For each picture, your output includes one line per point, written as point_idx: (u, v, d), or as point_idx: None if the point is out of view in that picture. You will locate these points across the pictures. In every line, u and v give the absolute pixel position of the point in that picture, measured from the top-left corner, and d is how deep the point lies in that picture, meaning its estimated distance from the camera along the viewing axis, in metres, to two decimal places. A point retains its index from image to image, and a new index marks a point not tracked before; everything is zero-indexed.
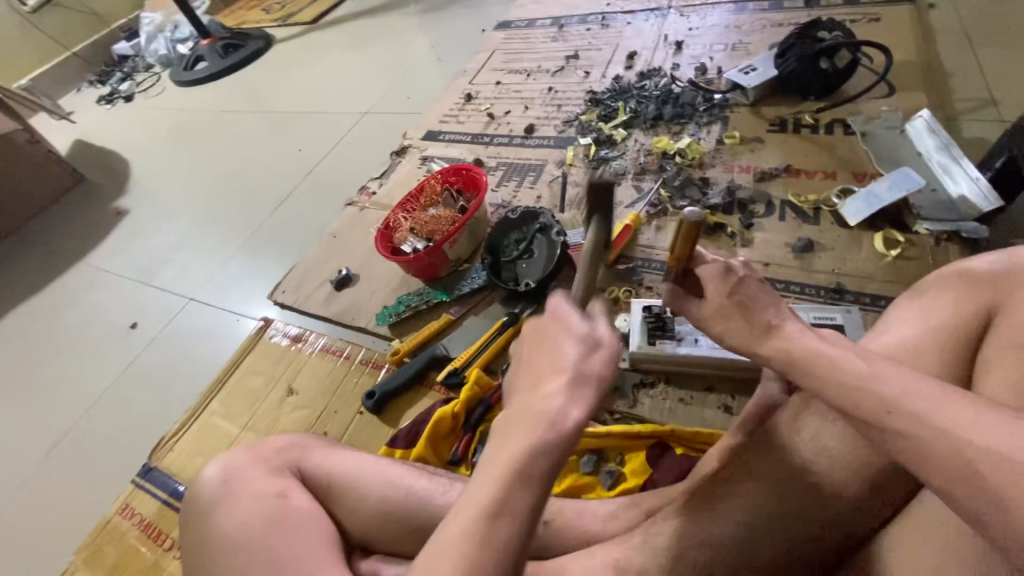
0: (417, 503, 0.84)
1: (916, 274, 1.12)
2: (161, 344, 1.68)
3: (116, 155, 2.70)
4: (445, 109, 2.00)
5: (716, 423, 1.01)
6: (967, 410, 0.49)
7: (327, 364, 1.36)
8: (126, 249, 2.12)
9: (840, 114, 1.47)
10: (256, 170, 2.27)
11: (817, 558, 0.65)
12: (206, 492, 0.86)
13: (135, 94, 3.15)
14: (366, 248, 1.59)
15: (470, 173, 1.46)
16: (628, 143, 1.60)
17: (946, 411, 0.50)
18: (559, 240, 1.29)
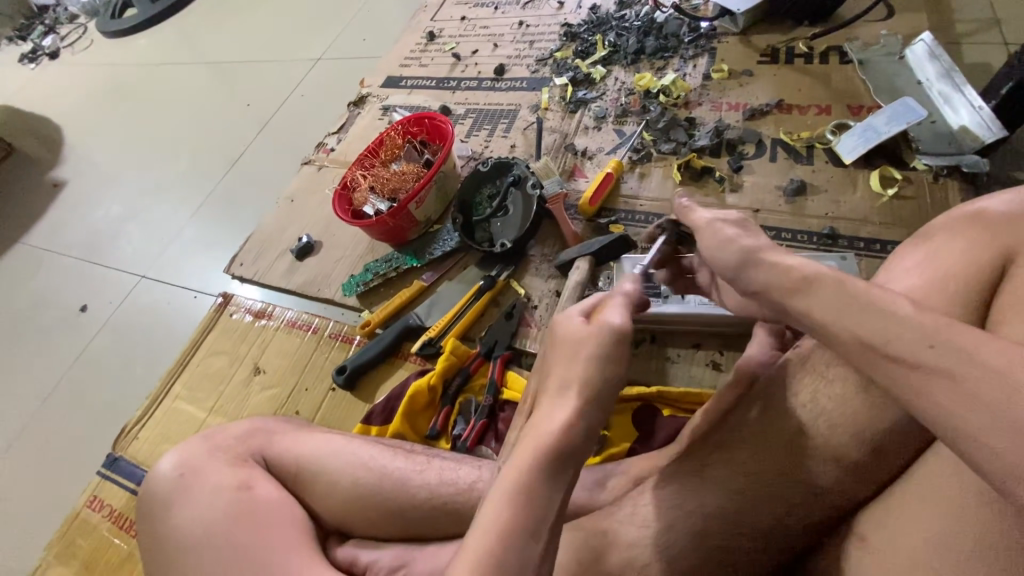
0: (393, 485, 0.78)
1: (912, 214, 1.06)
2: (117, 326, 1.56)
3: (45, 121, 2.42)
4: (405, 51, 1.80)
5: (704, 380, 0.97)
6: (992, 372, 0.44)
7: (294, 340, 1.28)
8: (67, 225, 1.94)
9: (836, 40, 1.34)
10: (203, 129, 2.05)
11: (814, 523, 0.62)
12: (162, 488, 0.79)
13: (60, 49, 2.79)
14: (327, 211, 1.46)
15: (433, 122, 1.33)
16: (607, 82, 1.46)
17: (973, 369, 0.44)
18: (535, 193, 1.18)
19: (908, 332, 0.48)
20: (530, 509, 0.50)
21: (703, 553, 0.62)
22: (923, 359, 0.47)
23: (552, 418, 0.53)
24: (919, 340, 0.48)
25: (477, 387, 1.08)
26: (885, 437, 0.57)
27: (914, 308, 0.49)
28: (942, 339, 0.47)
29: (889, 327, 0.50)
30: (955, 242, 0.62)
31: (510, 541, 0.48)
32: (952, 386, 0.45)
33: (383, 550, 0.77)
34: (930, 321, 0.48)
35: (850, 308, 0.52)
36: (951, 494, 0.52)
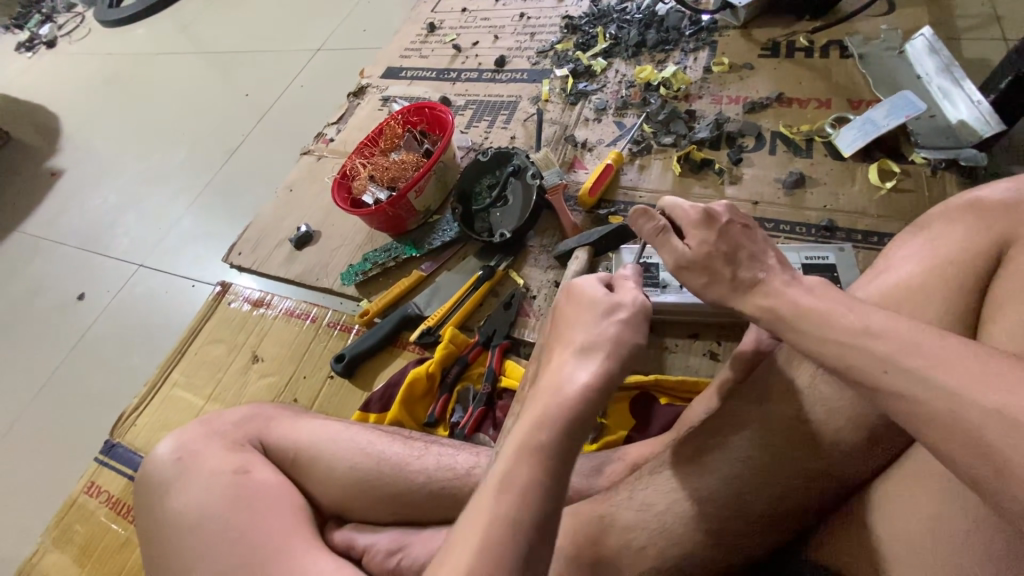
0: (390, 470, 0.79)
1: (910, 207, 1.06)
2: (114, 315, 1.56)
3: (43, 109, 2.40)
4: (405, 42, 1.79)
5: (700, 370, 0.98)
6: (984, 362, 0.44)
7: (292, 329, 1.28)
8: (64, 213, 1.93)
9: (837, 34, 1.34)
10: (201, 119, 2.04)
11: (808, 509, 0.62)
12: (159, 472, 0.79)
13: (58, 38, 2.77)
14: (326, 202, 1.46)
15: (434, 112, 1.32)
16: (608, 74, 1.45)
17: (968, 355, 0.44)
18: (535, 183, 1.17)
19: (862, 359, 0.49)
20: (552, 463, 0.52)
21: (699, 537, 0.63)
22: (881, 383, 0.47)
23: (565, 377, 0.59)
24: (872, 365, 0.48)
25: (476, 375, 1.09)
26: (879, 423, 0.57)
27: (878, 321, 0.50)
28: (895, 364, 0.47)
29: (846, 355, 0.50)
30: (951, 233, 0.62)
31: (531, 495, 0.50)
32: (943, 371, 0.44)
33: (380, 534, 0.77)
34: (882, 347, 0.48)
35: (820, 324, 0.54)
36: (943, 478, 0.53)
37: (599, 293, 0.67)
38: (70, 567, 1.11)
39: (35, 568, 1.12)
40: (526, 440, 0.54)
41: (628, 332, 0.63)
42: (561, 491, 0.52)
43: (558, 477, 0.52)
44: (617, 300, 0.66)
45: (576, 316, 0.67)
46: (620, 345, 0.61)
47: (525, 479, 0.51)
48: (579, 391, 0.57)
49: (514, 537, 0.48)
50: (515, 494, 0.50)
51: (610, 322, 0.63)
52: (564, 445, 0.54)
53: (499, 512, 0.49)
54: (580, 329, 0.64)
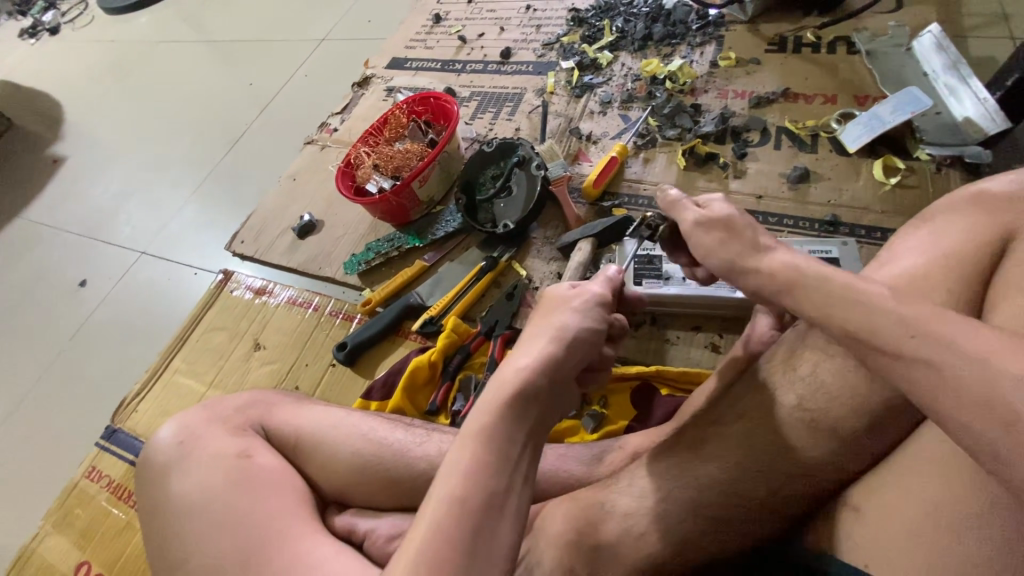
0: (391, 455, 0.79)
1: (914, 203, 1.06)
2: (116, 302, 1.56)
3: (45, 96, 2.39)
4: (410, 33, 1.79)
5: (702, 362, 0.98)
6: (985, 352, 0.44)
7: (294, 317, 1.28)
8: (67, 200, 1.93)
9: (844, 30, 1.34)
10: (204, 107, 2.03)
11: (809, 496, 0.62)
12: (161, 454, 0.80)
13: (60, 25, 2.76)
14: (329, 191, 1.46)
15: (439, 102, 1.32)
16: (613, 67, 1.45)
17: (970, 344, 0.45)
18: (539, 174, 1.17)
19: (888, 324, 0.49)
20: (497, 447, 0.53)
21: (698, 524, 0.63)
22: (905, 350, 0.48)
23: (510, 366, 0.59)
24: (899, 330, 0.48)
25: (477, 364, 1.09)
26: (880, 411, 0.58)
27: (897, 297, 0.50)
28: (922, 329, 0.47)
29: (870, 320, 0.50)
30: (956, 225, 0.63)
31: (475, 478, 0.50)
32: (946, 360, 0.46)
33: (380, 518, 0.78)
34: (910, 312, 0.49)
35: (834, 300, 0.53)
36: (945, 467, 0.53)
37: (561, 287, 0.67)
38: (71, 550, 1.11)
39: (36, 551, 1.13)
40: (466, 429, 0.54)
41: (578, 318, 0.63)
42: (509, 470, 0.52)
43: (505, 458, 0.52)
44: (574, 292, 0.66)
45: (533, 309, 0.67)
46: (569, 331, 0.61)
47: (467, 465, 0.51)
48: (521, 378, 0.56)
49: (461, 518, 0.49)
50: (458, 479, 0.50)
51: (565, 312, 0.63)
52: (508, 428, 0.54)
53: (443, 498, 0.50)
54: (534, 322, 0.65)
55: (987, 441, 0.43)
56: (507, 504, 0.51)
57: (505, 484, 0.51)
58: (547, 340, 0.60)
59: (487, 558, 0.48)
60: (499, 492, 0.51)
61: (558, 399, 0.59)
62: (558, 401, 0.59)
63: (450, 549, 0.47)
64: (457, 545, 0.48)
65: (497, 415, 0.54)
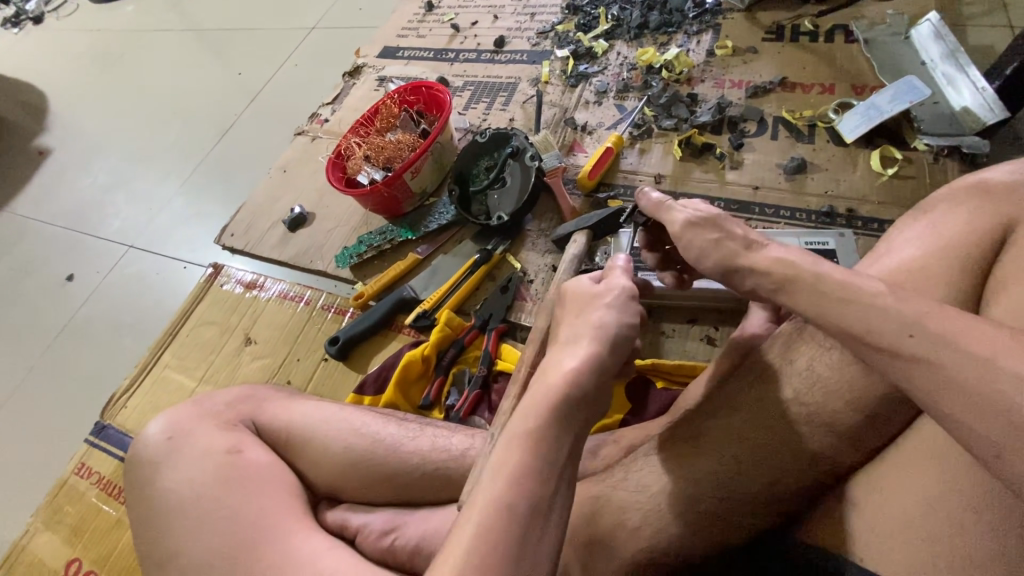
0: (384, 451, 0.78)
1: (911, 193, 1.06)
2: (103, 296, 1.53)
3: (28, 86, 2.34)
4: (401, 21, 1.75)
5: (698, 354, 0.97)
6: (981, 352, 0.43)
7: (285, 311, 1.26)
8: (52, 193, 1.89)
9: (842, 18, 1.32)
10: (192, 98, 1.99)
11: (804, 490, 0.62)
12: (149, 452, 0.78)
13: (43, 13, 2.69)
14: (320, 183, 1.44)
15: (431, 92, 1.30)
16: (609, 56, 1.43)
17: (968, 342, 0.44)
18: (533, 165, 1.15)
19: (885, 323, 0.48)
20: (543, 450, 0.51)
21: (693, 519, 0.63)
22: (905, 349, 0.47)
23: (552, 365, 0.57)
24: (898, 329, 0.47)
25: (471, 358, 1.08)
26: (877, 405, 0.57)
27: (894, 294, 0.49)
28: (922, 328, 0.46)
29: (868, 319, 0.49)
30: (955, 217, 0.62)
31: (523, 483, 0.49)
32: (943, 359, 0.45)
33: (373, 513, 0.77)
34: (912, 310, 0.47)
35: (829, 303, 0.52)
36: (942, 462, 0.53)
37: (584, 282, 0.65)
38: (61, 547, 1.10)
39: (25, 548, 1.11)
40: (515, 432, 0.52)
41: (620, 316, 0.60)
42: (557, 476, 0.50)
43: (553, 463, 0.50)
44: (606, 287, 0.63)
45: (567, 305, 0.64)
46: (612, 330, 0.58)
47: (514, 468, 0.50)
48: (566, 380, 0.54)
49: (509, 523, 0.47)
50: (506, 484, 0.49)
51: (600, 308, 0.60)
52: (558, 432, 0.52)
53: (492, 503, 0.48)
54: (571, 319, 0.62)
55: (983, 439, 0.42)
56: (552, 509, 0.49)
57: (552, 487, 0.50)
58: (588, 340, 0.57)
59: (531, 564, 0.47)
60: (545, 496, 0.49)
61: (605, 400, 0.57)
62: (602, 401, 0.56)
63: (497, 555, 0.46)
64: (504, 551, 0.46)
65: (543, 417, 0.52)
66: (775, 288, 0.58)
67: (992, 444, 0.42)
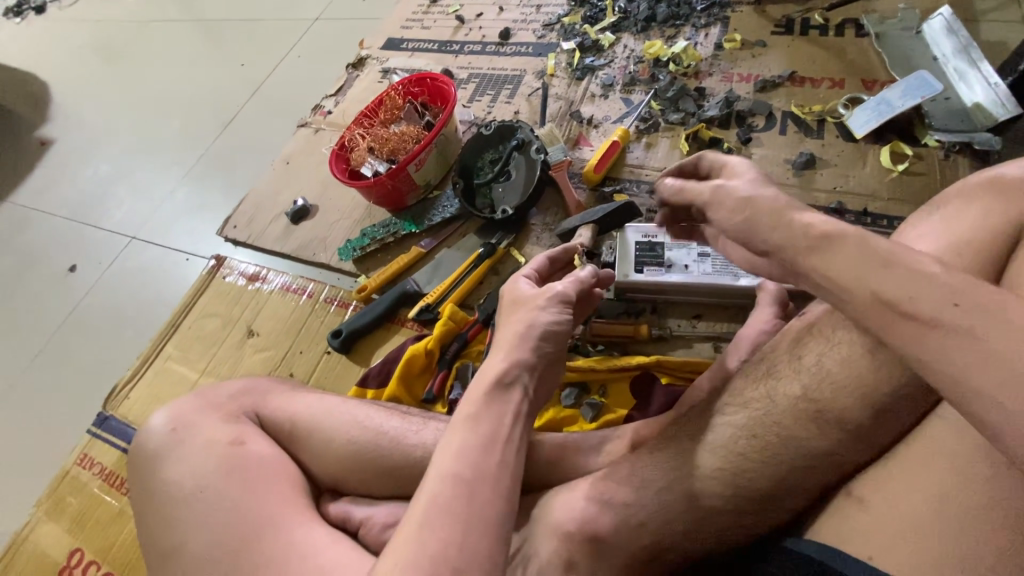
0: (388, 444, 0.77)
1: (921, 189, 1.04)
2: (107, 288, 1.53)
3: (30, 77, 2.32)
4: (406, 13, 1.73)
5: (703, 351, 0.97)
6: (1022, 333, 0.42)
7: (288, 303, 1.25)
8: (55, 183, 1.88)
9: (854, 12, 1.30)
10: (195, 89, 1.98)
11: (812, 488, 0.61)
12: (152, 443, 0.77)
13: (47, 4, 2.66)
14: (323, 175, 1.43)
15: (435, 83, 1.28)
16: (615, 49, 1.41)
17: (996, 335, 0.43)
18: (539, 158, 1.14)
19: (925, 300, 0.47)
20: (484, 429, 0.58)
21: (698, 515, 0.63)
22: (947, 326, 0.45)
23: (501, 361, 0.64)
24: (943, 298, 0.46)
25: (475, 352, 1.07)
26: (890, 400, 0.56)
27: (934, 265, 0.48)
28: (966, 298, 0.45)
29: (909, 287, 0.48)
30: (971, 212, 0.61)
31: (473, 453, 0.56)
32: (974, 349, 0.44)
33: (376, 507, 0.76)
34: (955, 279, 0.46)
35: (873, 264, 0.50)
36: (955, 456, 0.52)
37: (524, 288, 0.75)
38: (64, 537, 1.10)
39: (29, 538, 1.12)
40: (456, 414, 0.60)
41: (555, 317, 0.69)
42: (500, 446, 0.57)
43: (496, 433, 0.58)
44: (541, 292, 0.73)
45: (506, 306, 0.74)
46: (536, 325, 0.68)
47: (462, 444, 0.57)
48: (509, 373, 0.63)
49: (459, 488, 0.53)
50: (454, 455, 0.55)
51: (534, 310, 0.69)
52: (495, 409, 0.60)
53: (442, 472, 0.54)
54: (505, 321, 0.71)
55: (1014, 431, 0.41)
56: (500, 477, 0.55)
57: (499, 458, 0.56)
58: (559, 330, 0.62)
59: (486, 524, 0.52)
60: (491, 467, 0.55)
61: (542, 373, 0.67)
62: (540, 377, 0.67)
63: (452, 518, 0.51)
64: (463, 515, 0.51)
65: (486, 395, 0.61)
66: (809, 247, 0.56)
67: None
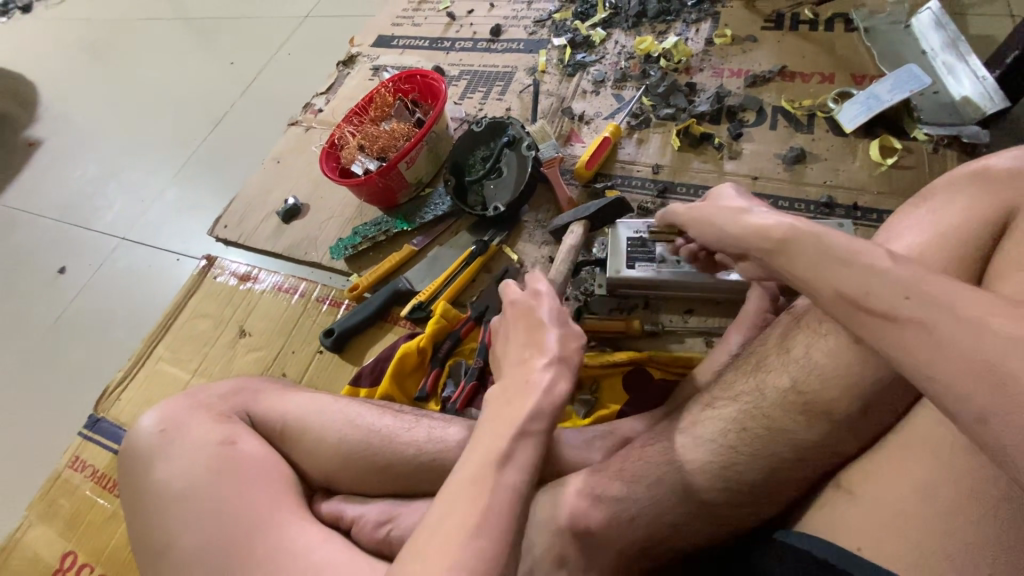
0: (380, 442, 0.77)
1: (910, 183, 1.05)
2: (96, 289, 1.52)
3: (15, 77, 2.29)
4: (397, 10, 1.72)
5: (695, 346, 0.97)
6: (971, 314, 0.43)
7: (280, 303, 1.25)
8: (44, 184, 1.86)
9: (843, 6, 1.30)
10: (184, 88, 1.96)
11: (801, 480, 0.61)
12: (143, 444, 0.77)
13: (32, 3, 2.63)
14: (314, 174, 1.42)
15: (425, 80, 1.28)
16: (606, 45, 1.41)
17: (951, 316, 0.44)
18: (530, 155, 1.14)
19: (881, 286, 0.48)
20: (521, 415, 0.58)
21: (690, 508, 0.63)
22: (900, 311, 0.46)
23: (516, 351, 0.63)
24: (895, 290, 0.47)
25: (467, 350, 1.07)
26: (875, 393, 0.56)
27: (894, 260, 0.49)
28: (918, 290, 0.46)
29: (864, 280, 0.50)
30: (956, 206, 0.61)
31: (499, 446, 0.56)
32: (931, 326, 0.44)
33: (368, 504, 0.76)
34: (907, 273, 0.47)
35: (843, 268, 0.51)
36: (938, 447, 0.53)
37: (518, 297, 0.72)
38: (56, 539, 1.09)
39: (20, 541, 1.11)
40: (492, 404, 0.61)
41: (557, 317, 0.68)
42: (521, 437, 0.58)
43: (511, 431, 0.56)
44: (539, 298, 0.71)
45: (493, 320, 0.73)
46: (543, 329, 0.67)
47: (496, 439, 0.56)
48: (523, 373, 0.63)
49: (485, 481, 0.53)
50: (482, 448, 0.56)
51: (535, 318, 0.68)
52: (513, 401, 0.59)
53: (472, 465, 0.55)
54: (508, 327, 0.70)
55: (967, 407, 0.42)
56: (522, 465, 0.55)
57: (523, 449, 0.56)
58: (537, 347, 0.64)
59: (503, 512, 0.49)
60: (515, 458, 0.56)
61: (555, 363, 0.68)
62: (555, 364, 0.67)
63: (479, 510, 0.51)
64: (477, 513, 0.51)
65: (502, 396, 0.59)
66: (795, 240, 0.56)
67: (974, 408, 0.41)
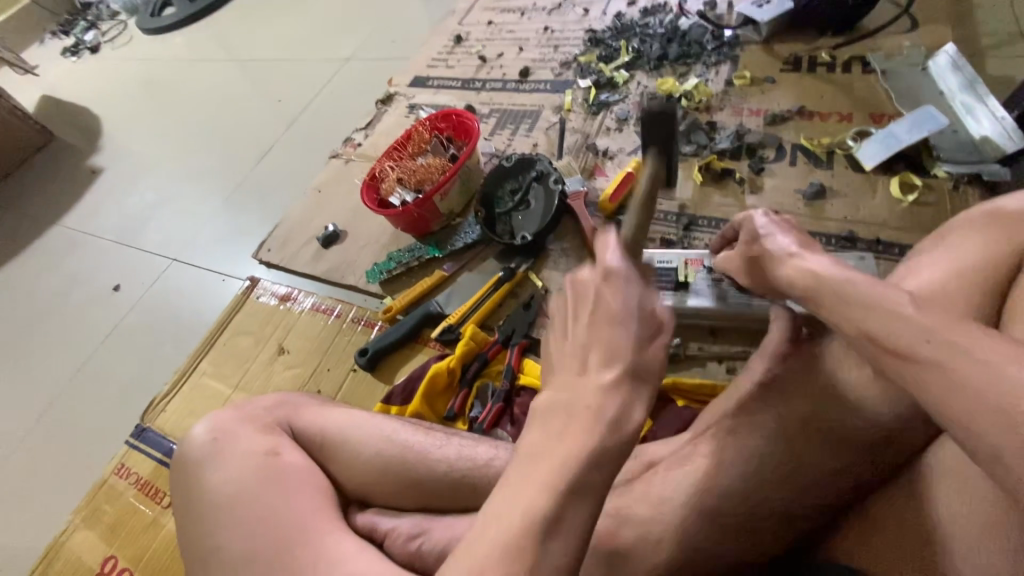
0: (414, 457, 0.81)
1: (932, 219, 1.07)
2: (146, 306, 1.63)
3: (84, 110, 2.52)
4: (433, 52, 1.85)
5: (716, 375, 0.99)
6: (988, 358, 0.46)
7: (317, 323, 1.32)
8: (104, 209, 2.02)
9: (860, 50, 1.35)
10: (234, 123, 2.13)
11: (822, 505, 0.63)
12: (195, 450, 0.82)
13: (101, 44, 2.90)
14: (352, 203, 1.52)
15: (460, 119, 1.37)
16: (630, 86, 1.49)
17: (974, 358, 0.46)
18: (557, 188, 1.22)
19: (908, 330, 0.51)
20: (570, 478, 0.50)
21: (715, 532, 0.64)
22: (920, 353, 0.49)
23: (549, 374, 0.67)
24: (916, 334, 0.50)
25: (494, 372, 1.11)
26: (893, 419, 0.60)
27: (918, 306, 0.52)
28: (939, 336, 0.48)
29: (889, 325, 0.52)
30: (976, 245, 0.63)
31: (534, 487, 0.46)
32: (958, 366, 0.47)
33: (402, 518, 0.79)
34: (929, 319, 0.50)
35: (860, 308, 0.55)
36: (963, 477, 0.54)
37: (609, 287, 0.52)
38: (98, 544, 1.15)
39: (65, 544, 1.17)
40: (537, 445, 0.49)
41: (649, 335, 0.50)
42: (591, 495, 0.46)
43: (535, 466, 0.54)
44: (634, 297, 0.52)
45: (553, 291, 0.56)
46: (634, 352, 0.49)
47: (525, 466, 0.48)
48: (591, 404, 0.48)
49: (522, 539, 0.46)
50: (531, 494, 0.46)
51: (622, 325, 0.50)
52: None
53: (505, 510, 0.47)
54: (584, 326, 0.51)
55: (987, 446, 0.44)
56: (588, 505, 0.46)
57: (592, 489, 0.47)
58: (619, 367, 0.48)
59: None
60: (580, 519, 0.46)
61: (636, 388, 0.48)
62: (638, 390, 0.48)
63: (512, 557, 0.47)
64: None
65: None
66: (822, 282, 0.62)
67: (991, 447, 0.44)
